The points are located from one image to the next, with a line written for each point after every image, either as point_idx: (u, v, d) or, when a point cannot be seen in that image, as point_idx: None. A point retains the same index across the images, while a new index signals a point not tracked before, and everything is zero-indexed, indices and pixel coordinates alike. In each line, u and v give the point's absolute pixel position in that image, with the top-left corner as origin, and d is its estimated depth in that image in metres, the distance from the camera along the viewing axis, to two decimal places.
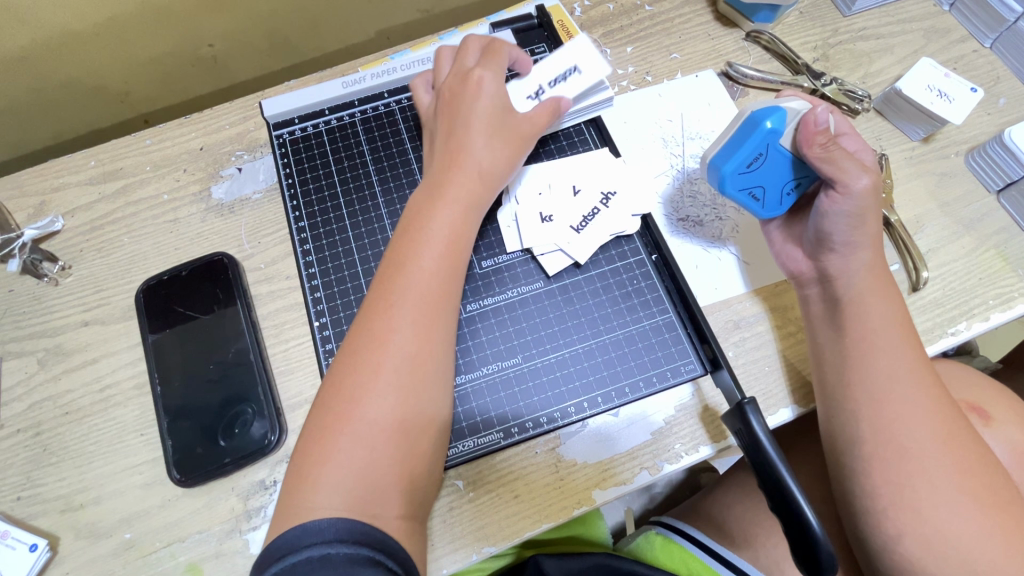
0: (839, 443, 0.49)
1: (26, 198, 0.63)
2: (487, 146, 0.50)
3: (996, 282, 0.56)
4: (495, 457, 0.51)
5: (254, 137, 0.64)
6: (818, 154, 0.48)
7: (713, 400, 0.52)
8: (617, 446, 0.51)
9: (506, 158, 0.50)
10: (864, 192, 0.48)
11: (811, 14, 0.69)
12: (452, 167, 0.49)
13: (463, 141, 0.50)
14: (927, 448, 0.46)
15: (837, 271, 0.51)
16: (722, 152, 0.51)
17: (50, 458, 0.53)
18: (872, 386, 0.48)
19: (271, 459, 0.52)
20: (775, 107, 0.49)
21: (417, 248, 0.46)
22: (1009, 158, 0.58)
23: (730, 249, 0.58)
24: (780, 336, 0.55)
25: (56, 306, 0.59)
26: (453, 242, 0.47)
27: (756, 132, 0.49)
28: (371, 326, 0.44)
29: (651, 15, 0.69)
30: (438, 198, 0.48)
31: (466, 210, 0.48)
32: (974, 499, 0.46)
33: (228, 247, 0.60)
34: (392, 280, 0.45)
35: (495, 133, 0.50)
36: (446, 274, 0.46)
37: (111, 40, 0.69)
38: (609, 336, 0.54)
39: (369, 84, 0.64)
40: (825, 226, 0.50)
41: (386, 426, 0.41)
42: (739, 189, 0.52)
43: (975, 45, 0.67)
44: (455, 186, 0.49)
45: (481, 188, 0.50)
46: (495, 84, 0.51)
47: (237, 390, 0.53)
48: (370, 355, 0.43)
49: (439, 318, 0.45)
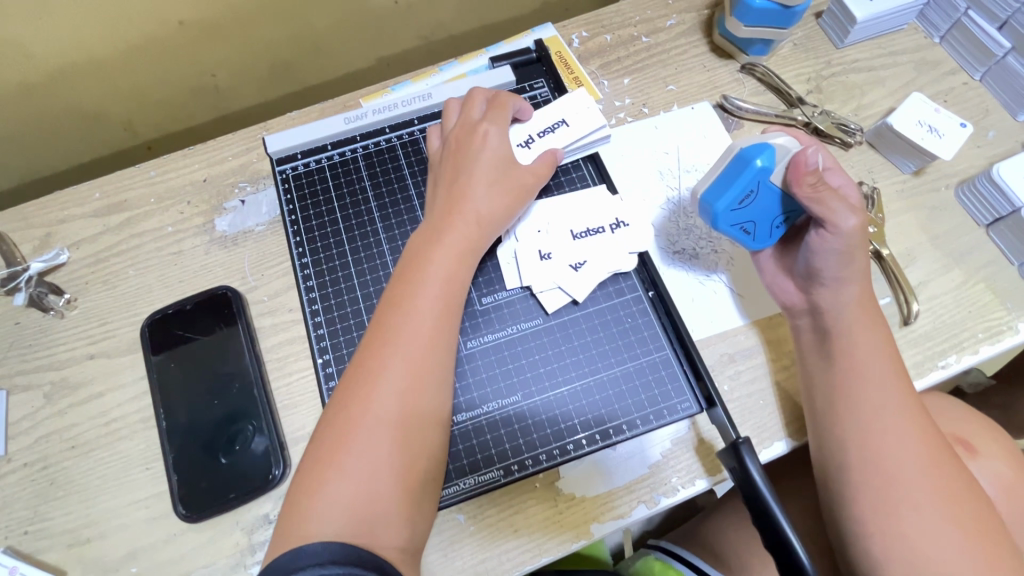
0: (829, 471, 0.50)
1: (32, 231, 0.64)
2: (493, 193, 0.53)
3: (985, 316, 0.58)
4: (495, 494, 0.51)
5: (258, 169, 0.66)
6: (808, 193, 0.49)
7: (709, 433, 0.53)
8: (614, 481, 0.52)
9: (503, 205, 0.53)
10: (852, 231, 0.50)
11: (804, 46, 0.70)
12: (459, 212, 0.52)
13: (470, 188, 0.53)
14: (910, 477, 0.47)
15: (826, 304, 0.52)
16: (713, 189, 0.53)
17: (57, 492, 0.54)
18: (858, 415, 0.49)
19: (275, 492, 0.53)
20: (764, 145, 0.51)
21: (415, 290, 0.48)
22: (998, 194, 0.59)
23: (722, 276, 0.60)
24: (774, 369, 0.56)
25: (62, 339, 0.59)
26: (456, 278, 0.50)
27: (747, 170, 0.51)
28: (368, 355, 0.46)
29: (647, 46, 0.71)
30: (437, 241, 0.51)
31: (468, 254, 0.51)
32: (956, 526, 0.47)
33: (232, 280, 0.61)
34: (392, 313, 0.47)
35: (495, 184, 0.54)
36: (441, 313, 0.48)
37: (114, 72, 0.70)
38: (607, 372, 0.54)
39: (372, 119, 0.64)
40: (816, 262, 0.52)
41: (382, 439, 0.43)
42: (731, 225, 0.53)
43: (965, 77, 0.68)
44: (456, 232, 0.51)
45: (483, 231, 0.52)
46: (494, 135, 0.55)
47: (238, 408, 0.55)
48: (363, 390, 0.44)
49: (434, 355, 0.47)
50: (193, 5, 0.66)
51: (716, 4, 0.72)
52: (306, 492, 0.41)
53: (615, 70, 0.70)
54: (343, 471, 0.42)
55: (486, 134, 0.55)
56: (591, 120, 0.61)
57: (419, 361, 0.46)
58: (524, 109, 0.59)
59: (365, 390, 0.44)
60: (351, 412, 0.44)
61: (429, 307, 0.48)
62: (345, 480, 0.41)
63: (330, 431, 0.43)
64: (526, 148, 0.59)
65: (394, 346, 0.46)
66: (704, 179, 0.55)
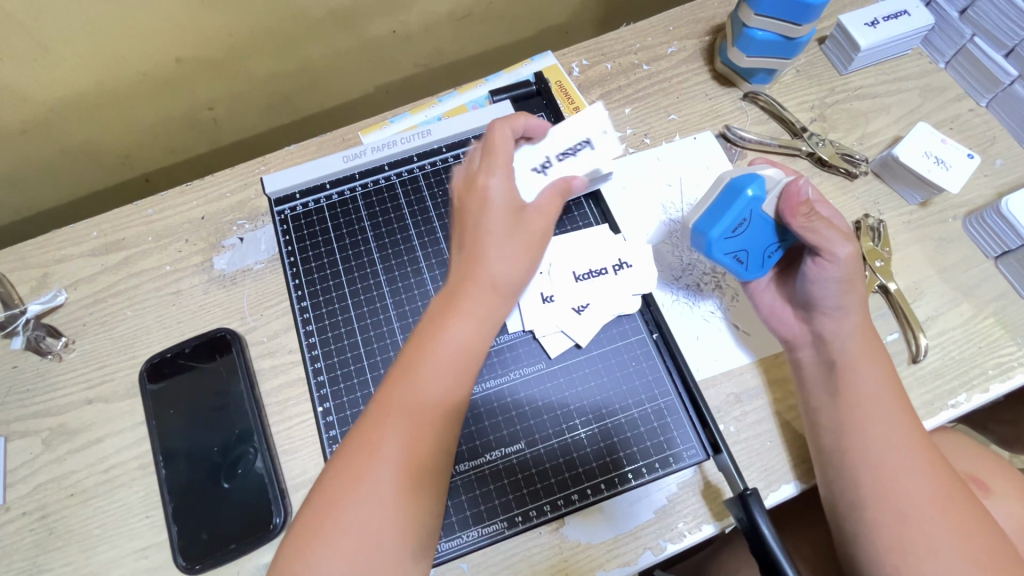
0: (839, 507, 0.48)
1: (29, 272, 0.64)
2: (503, 257, 0.48)
3: (995, 352, 0.57)
4: (500, 546, 0.51)
5: (255, 205, 0.65)
6: (802, 224, 0.49)
7: (715, 478, 0.52)
8: (621, 526, 0.51)
9: (520, 266, 0.48)
10: (848, 259, 0.49)
11: (807, 73, 0.69)
12: (468, 278, 0.47)
13: (480, 250, 0.48)
14: (926, 516, 0.46)
15: (829, 333, 0.52)
16: (705, 218, 0.52)
17: (56, 542, 0.53)
18: (866, 452, 0.48)
19: (277, 541, 0.52)
20: (753, 175, 0.51)
21: (426, 361, 0.45)
22: (1006, 227, 0.58)
23: (714, 301, 0.59)
24: (780, 409, 0.55)
25: (60, 384, 0.59)
26: (464, 354, 0.46)
27: (739, 200, 0.50)
28: (370, 425, 0.44)
29: (648, 74, 0.70)
30: (451, 307, 0.47)
31: (479, 328, 0.47)
32: (977, 567, 0.44)
33: (231, 321, 0.61)
34: (397, 385, 0.45)
35: (510, 241, 0.48)
36: (451, 389, 0.45)
37: (110, 108, 0.69)
38: (611, 421, 0.54)
39: (371, 157, 0.64)
40: (814, 292, 0.52)
41: (372, 516, 0.41)
42: (725, 254, 0.52)
43: (971, 104, 0.67)
44: (470, 298, 0.47)
45: (496, 299, 0.47)
46: (499, 185, 0.49)
47: (237, 437, 0.55)
48: (360, 462, 0.43)
49: (434, 433, 0.44)
50: (188, 41, 0.65)
51: (717, 31, 0.71)
52: (298, 552, 0.41)
53: (616, 99, 0.69)
54: (332, 540, 0.41)
55: (490, 183, 0.49)
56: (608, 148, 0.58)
57: (417, 440, 0.44)
58: (535, 129, 0.56)
59: (360, 463, 0.43)
60: (345, 482, 0.42)
61: (438, 381, 0.45)
62: (332, 551, 0.41)
63: (324, 497, 0.42)
64: (541, 172, 0.56)
65: (392, 423, 0.44)
66: (694, 209, 0.55)
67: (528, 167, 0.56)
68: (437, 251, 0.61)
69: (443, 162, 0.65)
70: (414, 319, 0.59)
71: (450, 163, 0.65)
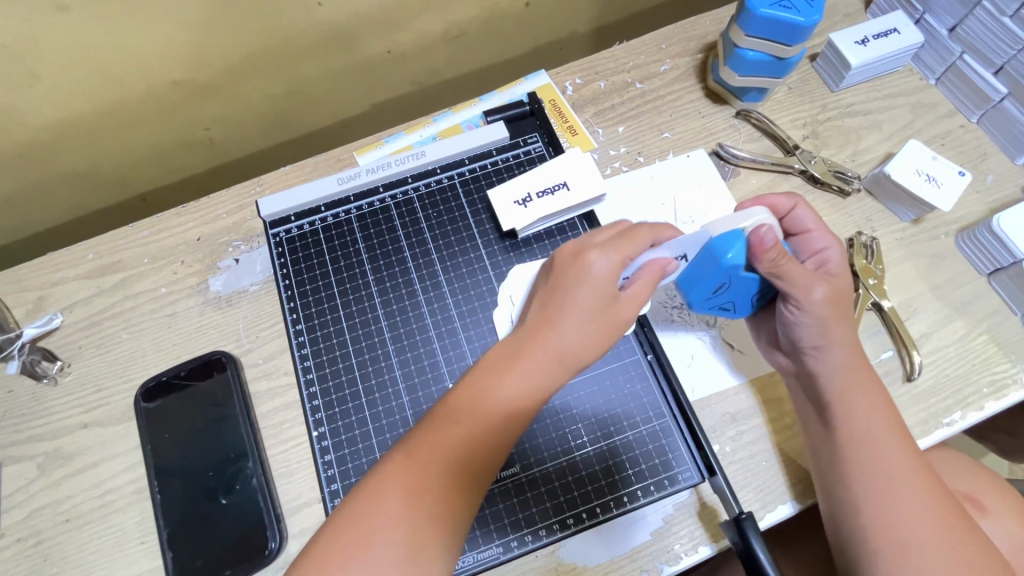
0: (843, 533, 0.48)
1: (25, 294, 0.64)
2: (576, 331, 0.45)
3: (989, 369, 0.57)
4: (496, 570, 0.51)
5: (251, 227, 0.65)
6: (767, 268, 0.49)
7: (711, 499, 0.52)
8: (617, 548, 0.51)
9: (593, 341, 0.46)
10: (818, 302, 0.50)
11: (799, 90, 0.70)
12: (538, 339, 0.45)
13: (554, 319, 0.46)
14: (929, 543, 0.46)
15: (813, 372, 0.52)
16: (686, 277, 0.53)
17: (50, 568, 0.53)
18: (867, 478, 0.48)
19: (272, 565, 0.52)
20: (734, 239, 0.49)
21: (478, 416, 0.43)
22: (997, 244, 0.58)
23: (706, 334, 0.59)
24: (776, 429, 0.55)
25: (56, 407, 0.59)
26: (516, 418, 0.44)
27: (717, 269, 0.50)
28: (404, 465, 0.42)
29: (641, 92, 0.70)
30: (514, 365, 0.44)
31: (538, 392, 0.44)
32: None
33: (227, 343, 0.61)
34: (439, 431, 0.43)
35: (591, 314, 0.46)
36: (497, 445, 0.44)
37: (107, 130, 0.70)
38: (607, 443, 0.54)
39: (365, 179, 0.64)
40: (792, 333, 0.52)
41: (393, 555, 0.40)
42: (709, 306, 0.55)
43: (962, 119, 0.68)
44: (534, 360, 0.44)
45: (560, 368, 0.45)
46: (607, 265, 0.46)
47: (232, 458, 0.55)
48: (392, 500, 0.41)
49: (472, 486, 0.43)
50: (183, 64, 0.66)
51: (710, 49, 0.72)
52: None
53: (609, 117, 0.69)
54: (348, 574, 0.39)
55: (592, 258, 0.47)
56: (587, 186, 0.61)
57: (449, 493, 0.42)
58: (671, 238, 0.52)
59: (384, 502, 0.41)
60: (372, 514, 0.41)
61: (488, 436, 0.43)
62: None
63: (345, 527, 0.41)
64: (521, 205, 0.62)
65: (426, 468, 0.42)
66: None
67: (509, 200, 0.62)
68: (431, 273, 0.62)
69: (437, 183, 0.65)
70: (409, 341, 0.59)
71: (444, 184, 0.65)
